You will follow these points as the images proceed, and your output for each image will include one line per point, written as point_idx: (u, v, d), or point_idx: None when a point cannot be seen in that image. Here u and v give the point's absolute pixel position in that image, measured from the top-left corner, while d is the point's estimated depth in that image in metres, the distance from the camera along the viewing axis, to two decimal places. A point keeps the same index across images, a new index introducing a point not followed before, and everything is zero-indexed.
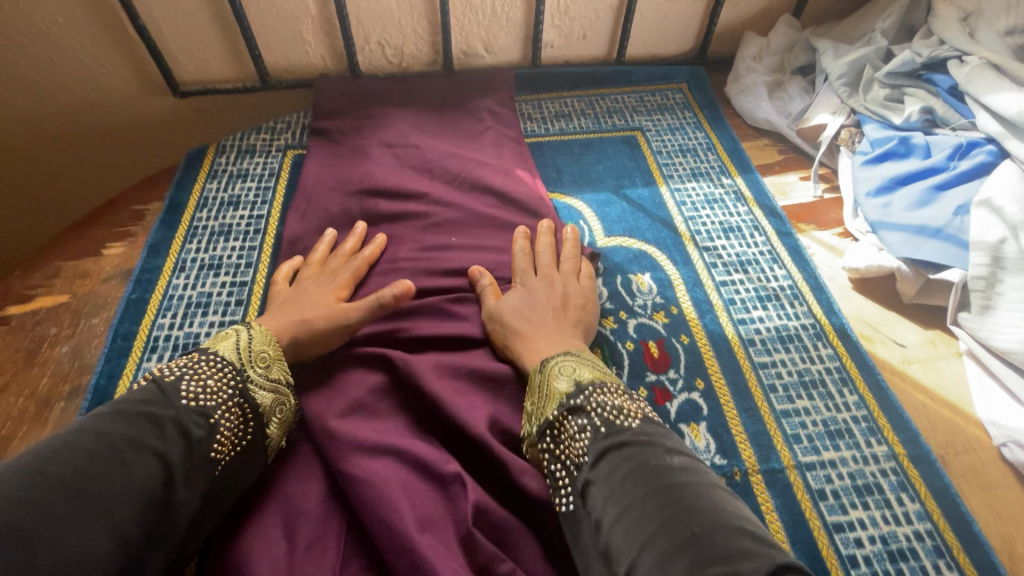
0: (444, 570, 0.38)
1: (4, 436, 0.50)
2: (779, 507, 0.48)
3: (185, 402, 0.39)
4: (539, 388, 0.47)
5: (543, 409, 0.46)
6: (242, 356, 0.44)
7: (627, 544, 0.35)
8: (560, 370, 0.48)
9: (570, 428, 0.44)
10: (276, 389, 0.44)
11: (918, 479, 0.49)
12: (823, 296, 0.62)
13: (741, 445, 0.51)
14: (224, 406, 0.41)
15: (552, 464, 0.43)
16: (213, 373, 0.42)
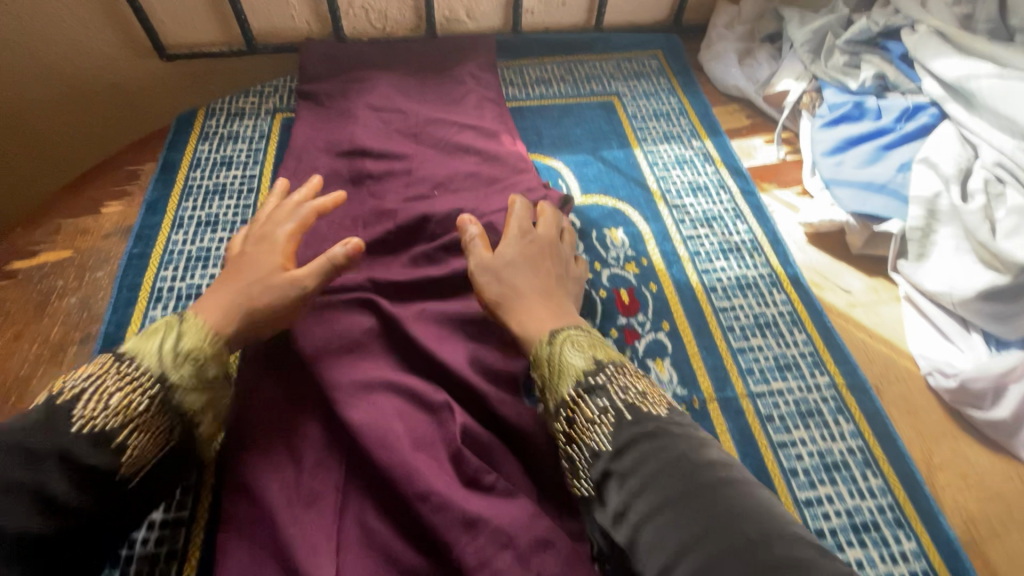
0: (435, 481, 0.44)
1: (23, 378, 0.54)
2: (731, 427, 0.54)
3: (109, 402, 0.39)
4: (551, 369, 0.46)
5: (558, 389, 0.45)
6: (176, 353, 0.43)
7: (657, 544, 0.35)
8: (573, 350, 0.47)
9: (588, 409, 0.43)
10: (207, 384, 0.44)
11: (853, 404, 0.55)
12: (780, 249, 0.67)
13: (700, 377, 0.57)
14: (147, 409, 0.41)
15: (570, 449, 0.43)
16: (138, 376, 0.41)
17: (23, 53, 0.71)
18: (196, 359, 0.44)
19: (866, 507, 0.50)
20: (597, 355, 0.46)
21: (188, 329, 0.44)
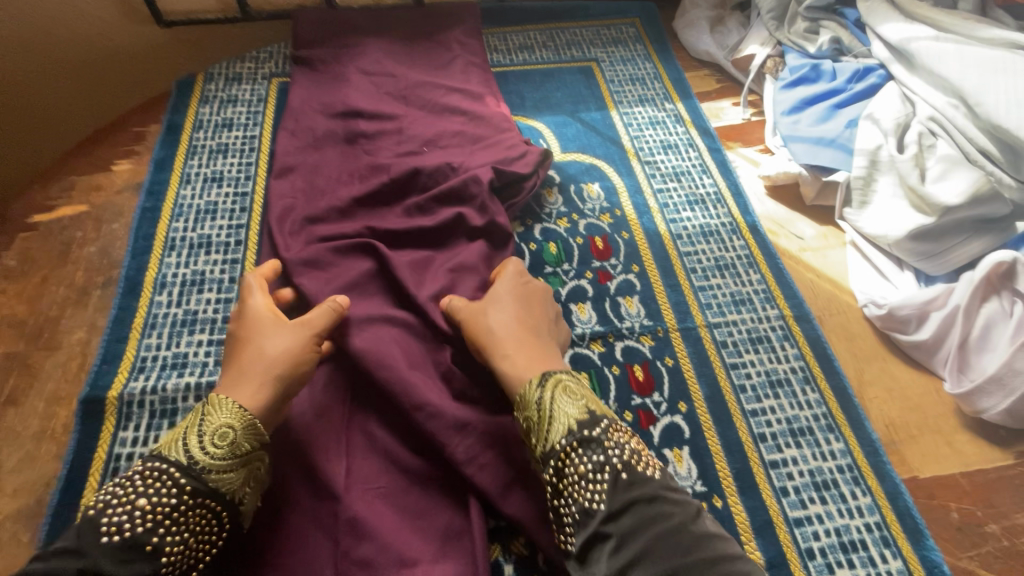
0: (431, 394, 0.51)
1: (53, 317, 0.60)
2: (690, 352, 0.61)
3: (150, 507, 0.38)
4: (541, 416, 0.45)
5: (548, 437, 0.44)
6: (205, 444, 0.42)
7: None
8: (565, 398, 0.46)
9: (581, 464, 0.43)
10: (238, 460, 0.42)
11: (798, 332, 0.63)
12: (741, 200, 0.74)
13: (665, 311, 0.64)
14: (180, 514, 0.39)
15: (556, 499, 0.43)
16: (174, 463, 0.40)
17: (23, 16, 0.74)
18: (231, 455, 0.42)
19: (803, 415, 0.57)
20: (588, 406, 0.45)
21: (219, 421, 0.43)
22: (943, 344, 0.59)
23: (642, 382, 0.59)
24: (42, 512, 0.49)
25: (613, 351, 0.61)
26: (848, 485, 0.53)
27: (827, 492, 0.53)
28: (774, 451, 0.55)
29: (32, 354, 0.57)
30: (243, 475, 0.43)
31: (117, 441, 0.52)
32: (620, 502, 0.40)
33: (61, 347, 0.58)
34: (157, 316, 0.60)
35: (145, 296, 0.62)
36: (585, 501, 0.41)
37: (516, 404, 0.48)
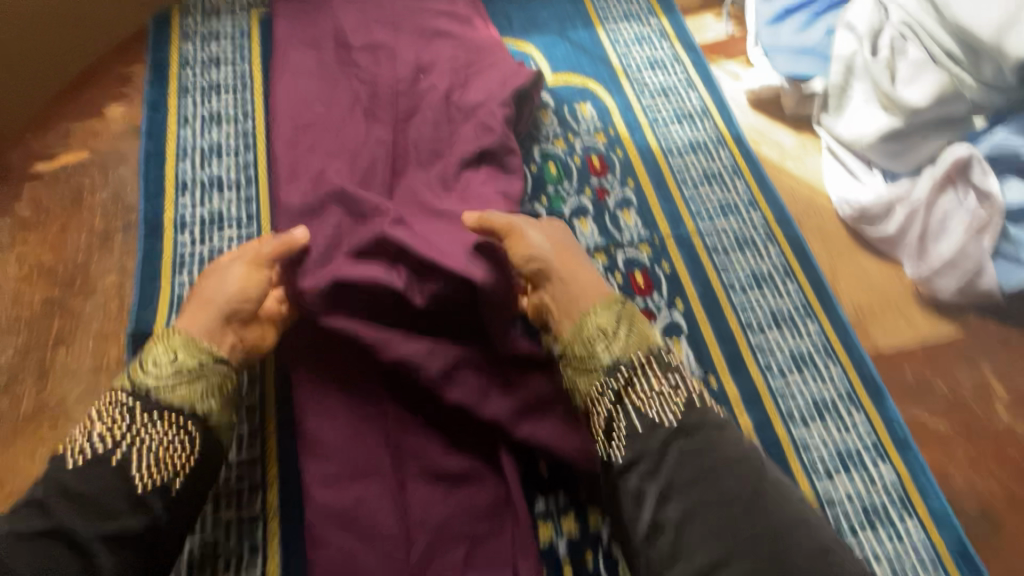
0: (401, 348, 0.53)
1: (82, 262, 0.62)
2: (684, 257, 0.67)
3: (120, 434, 0.44)
4: (616, 331, 0.49)
5: (620, 349, 0.48)
6: (155, 371, 0.47)
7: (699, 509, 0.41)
8: (641, 324, 0.50)
9: (654, 379, 0.46)
10: (185, 375, 0.47)
11: (778, 233, 0.70)
12: (725, 113, 0.78)
13: (660, 221, 0.70)
14: (139, 431, 0.45)
15: (614, 408, 0.46)
16: (133, 396, 0.46)
17: None
18: (176, 373, 0.47)
19: (783, 303, 0.65)
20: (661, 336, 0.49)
21: (157, 348, 0.48)
22: (906, 236, 0.67)
23: (643, 286, 0.65)
24: None
25: (616, 260, 0.67)
26: (821, 358, 0.62)
27: (805, 365, 0.62)
28: (759, 335, 0.63)
29: (70, 297, 0.60)
30: (198, 389, 0.48)
31: None
32: (690, 417, 0.45)
33: (97, 289, 0.61)
34: (183, 255, 0.63)
35: (168, 237, 0.64)
36: (649, 410, 0.45)
37: (582, 319, 0.50)
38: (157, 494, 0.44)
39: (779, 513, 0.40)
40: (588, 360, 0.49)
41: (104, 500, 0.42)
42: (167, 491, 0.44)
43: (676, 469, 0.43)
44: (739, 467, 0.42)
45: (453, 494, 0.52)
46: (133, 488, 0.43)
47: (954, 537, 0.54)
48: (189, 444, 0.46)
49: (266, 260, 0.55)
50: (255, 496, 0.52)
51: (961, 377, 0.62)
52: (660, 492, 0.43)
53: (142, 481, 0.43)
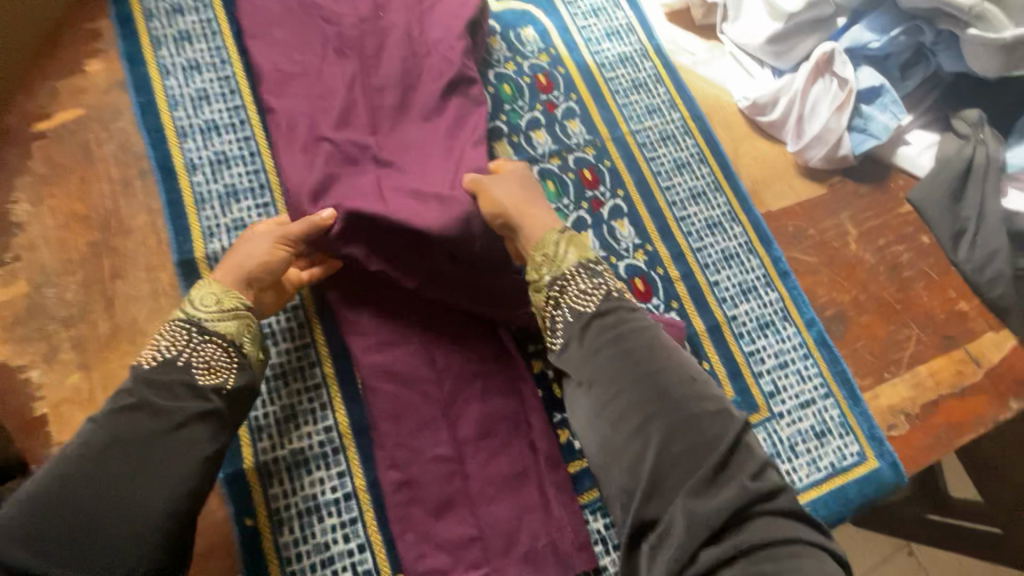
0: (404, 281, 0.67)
1: (112, 208, 0.71)
2: (622, 154, 0.83)
3: (178, 360, 0.54)
4: (557, 252, 0.60)
5: (561, 266, 0.60)
6: (198, 309, 0.57)
7: (611, 377, 0.54)
8: (576, 244, 0.61)
9: (584, 284, 0.58)
10: (227, 312, 0.57)
11: (693, 127, 0.87)
12: (646, 28, 0.92)
13: (600, 126, 0.85)
14: (193, 350, 0.55)
15: (554, 311, 0.58)
16: (182, 334, 0.55)
17: None
18: (220, 310, 0.57)
19: (699, 183, 0.84)
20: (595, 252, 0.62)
21: (202, 291, 0.58)
22: (787, 120, 0.86)
23: (591, 180, 0.81)
24: None
25: (568, 162, 0.82)
26: (727, 222, 0.82)
27: (716, 228, 0.81)
28: (682, 210, 0.82)
29: (111, 239, 0.69)
30: (236, 324, 0.58)
31: None
32: (608, 304, 0.57)
33: (133, 230, 0.70)
34: (203, 193, 0.73)
35: (184, 178, 0.73)
36: (579, 306, 0.58)
37: (535, 245, 0.62)
38: (214, 394, 0.54)
39: (665, 366, 0.53)
40: (537, 281, 0.61)
41: (176, 398, 0.53)
42: (221, 394, 0.55)
43: (596, 339, 0.56)
44: (642, 333, 0.55)
45: (465, 349, 0.69)
46: (196, 389, 0.54)
47: (818, 332, 0.77)
48: (237, 363, 0.57)
49: (292, 238, 0.63)
50: (313, 370, 0.68)
51: (826, 223, 0.84)
52: (584, 355, 0.56)
53: (201, 383, 0.54)
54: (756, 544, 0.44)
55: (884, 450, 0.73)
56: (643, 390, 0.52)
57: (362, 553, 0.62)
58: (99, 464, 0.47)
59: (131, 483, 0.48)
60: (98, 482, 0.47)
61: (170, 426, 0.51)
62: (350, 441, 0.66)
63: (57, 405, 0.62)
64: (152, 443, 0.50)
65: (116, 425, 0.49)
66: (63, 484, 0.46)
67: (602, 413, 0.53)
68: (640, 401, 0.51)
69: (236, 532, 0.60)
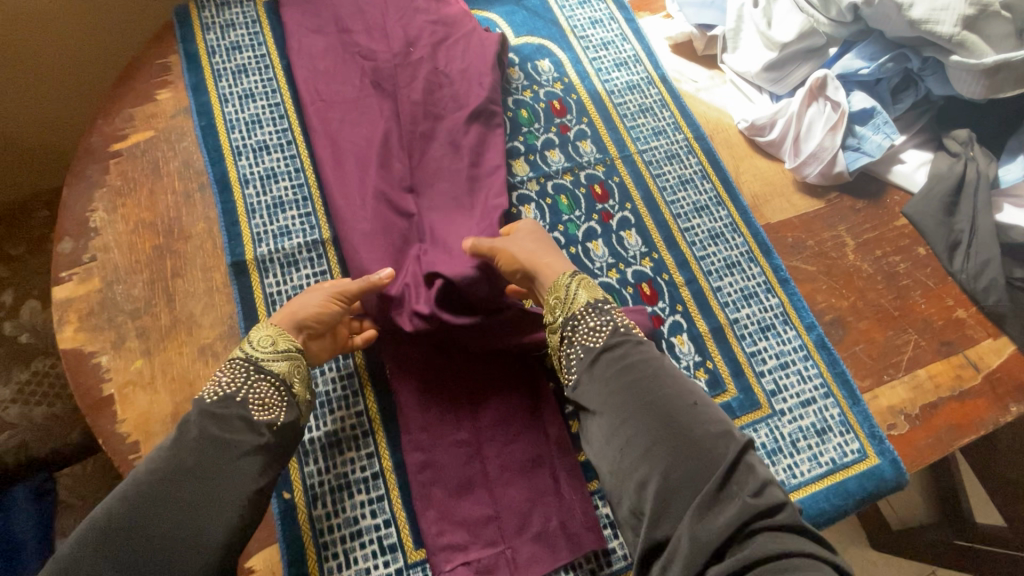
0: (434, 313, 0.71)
1: (175, 216, 0.80)
2: (629, 171, 0.91)
3: (237, 395, 0.59)
4: (569, 295, 0.67)
5: (571, 307, 0.67)
6: (257, 350, 0.63)
7: (616, 404, 0.58)
8: (585, 285, 0.68)
9: (593, 321, 0.65)
10: (282, 354, 0.63)
11: (697, 147, 0.94)
12: (652, 58, 1.01)
13: (610, 146, 0.93)
14: (250, 387, 0.60)
15: (568, 349, 0.65)
16: (241, 371, 0.61)
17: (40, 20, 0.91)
18: (275, 351, 0.63)
19: (703, 197, 0.90)
20: (603, 293, 0.68)
21: (259, 333, 0.64)
22: (785, 140, 0.93)
23: (601, 194, 0.88)
24: (237, 333, 0.75)
25: (579, 178, 0.89)
26: (729, 232, 0.88)
27: (718, 238, 0.87)
28: (687, 222, 0.88)
29: (174, 243, 0.79)
30: (288, 364, 0.63)
31: (266, 285, 0.78)
32: (615, 339, 0.63)
33: (193, 236, 0.79)
34: (254, 204, 0.82)
35: (237, 191, 0.83)
36: (588, 342, 0.64)
37: (551, 290, 0.69)
38: (265, 429, 0.58)
39: (669, 393, 0.57)
40: (552, 323, 0.68)
41: (232, 431, 0.56)
42: (272, 429, 0.58)
43: (605, 372, 0.61)
44: (644, 363, 0.60)
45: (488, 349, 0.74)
46: (250, 422, 0.58)
47: (818, 335, 0.82)
48: (286, 402, 0.61)
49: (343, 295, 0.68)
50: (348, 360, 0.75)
51: (824, 235, 0.89)
52: (594, 387, 0.61)
53: (256, 418, 0.58)
54: (759, 559, 0.45)
55: (884, 448, 0.75)
56: (647, 416, 0.56)
57: (387, 528, 0.67)
58: (164, 491, 0.50)
59: (190, 510, 0.50)
60: (164, 506, 0.50)
61: (227, 461, 0.54)
62: (379, 425, 0.72)
63: (123, 387, 0.70)
64: (209, 473, 0.53)
65: (180, 455, 0.53)
66: (132, 504, 0.49)
67: (610, 440, 0.57)
68: (645, 426, 0.55)
69: (275, 503, 0.66)
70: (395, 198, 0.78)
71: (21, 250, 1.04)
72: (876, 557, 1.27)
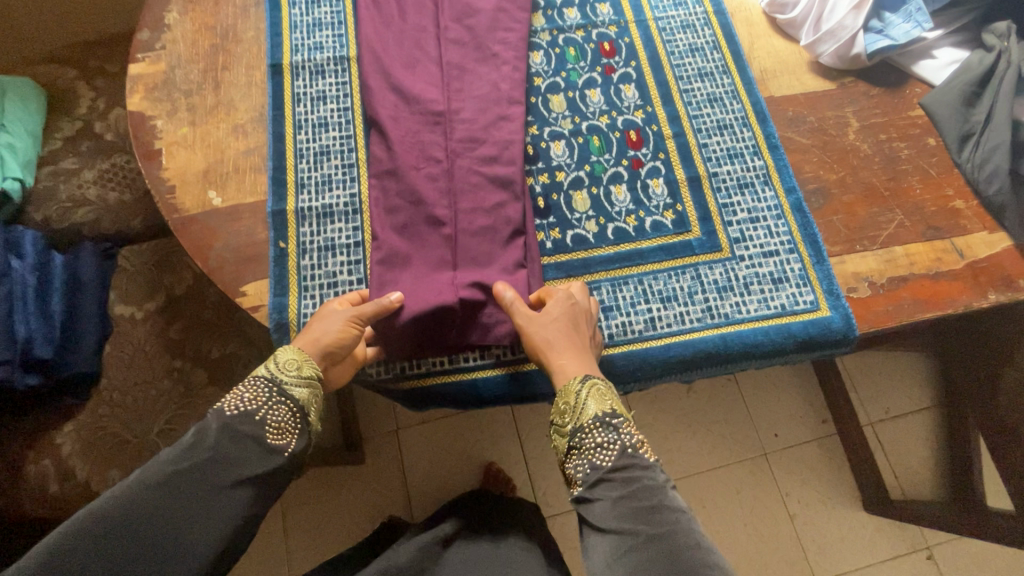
0: (462, 319, 0.75)
1: (233, 24, 0.93)
2: (641, 34, 0.94)
3: (254, 417, 0.61)
4: (578, 403, 0.65)
5: (581, 418, 0.64)
6: (277, 367, 0.64)
7: (621, 531, 0.57)
8: (596, 396, 0.65)
9: (599, 437, 0.63)
10: (304, 380, 0.65)
11: (714, 20, 0.95)
12: None
13: (627, 10, 0.96)
14: (271, 407, 0.62)
15: (575, 462, 0.63)
16: (256, 392, 0.63)
17: None
18: (298, 376, 0.65)
19: (710, 65, 0.92)
20: (616, 403, 0.65)
21: (284, 351, 0.66)
22: (805, 19, 0.92)
23: (608, 51, 0.92)
24: (265, 120, 0.87)
25: (591, 35, 0.93)
26: (728, 97, 0.90)
27: (716, 102, 0.90)
28: (688, 84, 0.91)
29: (227, 44, 0.92)
30: (308, 392, 0.65)
31: (295, 86, 0.89)
32: (624, 462, 0.61)
33: (243, 40, 0.92)
34: (298, 21, 0.94)
35: (285, 9, 0.95)
36: (598, 460, 0.62)
37: (563, 390, 0.67)
38: (277, 455, 0.61)
39: (674, 526, 0.57)
40: (561, 427, 0.66)
41: (243, 450, 0.59)
42: (283, 454, 0.61)
43: (613, 497, 0.59)
44: (652, 493, 0.59)
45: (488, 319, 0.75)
46: (265, 446, 0.60)
47: (796, 199, 0.83)
48: (300, 428, 0.64)
49: (361, 319, 0.69)
50: (352, 151, 0.86)
51: (827, 114, 0.89)
52: (600, 508, 0.59)
53: (269, 442, 0.61)
54: None
55: (839, 303, 0.77)
56: (651, 552, 0.55)
57: (358, 285, 0.80)
58: (165, 496, 0.55)
59: (167, 527, 0.54)
60: (160, 508, 0.54)
61: (209, 486, 0.56)
62: (367, 208, 0.83)
63: (170, 145, 0.84)
64: (194, 495, 0.55)
65: (178, 468, 0.56)
66: (141, 499, 0.54)
67: (614, 565, 0.56)
68: (653, 560, 0.55)
69: (271, 249, 0.79)
70: (422, 33, 0.88)
71: (116, 69, 1.21)
72: (829, 501, 1.41)
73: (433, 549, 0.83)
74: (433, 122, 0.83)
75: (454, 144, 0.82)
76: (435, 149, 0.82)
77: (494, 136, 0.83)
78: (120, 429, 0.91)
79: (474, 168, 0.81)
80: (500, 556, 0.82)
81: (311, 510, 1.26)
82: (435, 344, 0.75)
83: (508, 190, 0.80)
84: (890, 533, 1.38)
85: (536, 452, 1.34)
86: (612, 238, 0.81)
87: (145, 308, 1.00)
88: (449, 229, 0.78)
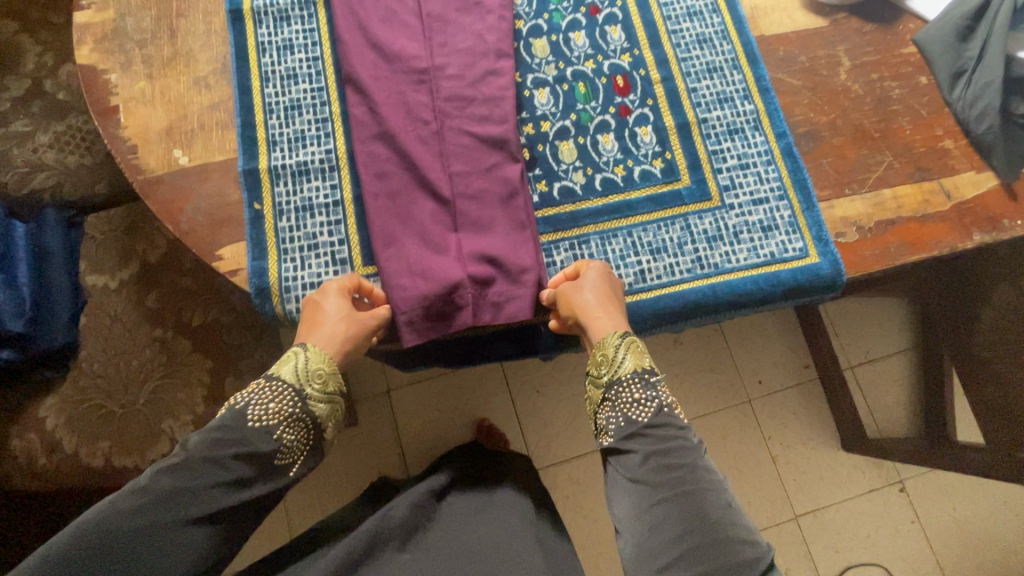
0: (466, 295, 0.71)
1: None
2: None
3: (269, 431, 0.60)
4: (616, 357, 0.63)
5: (618, 371, 0.63)
6: (302, 377, 0.63)
7: (653, 484, 0.57)
8: (635, 353, 0.63)
9: (635, 394, 0.61)
10: (327, 395, 0.65)
11: None
12: None
13: None
14: (288, 425, 0.61)
15: (609, 415, 0.62)
16: (279, 401, 0.61)
17: None
18: (320, 391, 0.64)
19: (698, 4, 0.88)
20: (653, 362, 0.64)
21: (311, 352, 0.64)
22: None
23: None
24: (229, 73, 0.81)
25: None
26: (718, 39, 0.86)
27: (705, 43, 0.86)
28: (675, 25, 0.87)
29: None
30: (326, 408, 0.65)
31: (259, 34, 0.83)
32: (660, 420, 0.60)
33: None
34: None
35: None
36: (633, 413, 0.60)
37: (597, 344, 0.65)
38: (283, 475, 0.61)
39: (703, 487, 0.56)
40: (596, 378, 0.65)
41: (251, 468, 0.59)
42: (290, 474, 0.62)
43: (646, 451, 0.58)
44: (688, 452, 0.58)
45: (494, 297, 0.72)
46: (275, 464, 0.60)
47: (786, 143, 0.81)
48: (310, 448, 0.64)
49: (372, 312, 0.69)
50: (324, 104, 0.81)
51: (819, 53, 0.86)
52: (634, 460, 0.59)
53: (278, 462, 0.61)
54: None
55: (828, 249, 0.77)
56: (680, 508, 0.55)
57: (341, 245, 0.77)
58: (162, 513, 0.54)
59: (164, 544, 0.54)
60: (154, 527, 0.54)
61: (207, 510, 0.56)
62: (344, 164, 0.79)
63: (127, 102, 0.79)
64: (193, 515, 0.55)
65: (184, 483, 0.55)
66: (136, 514, 0.54)
67: (642, 515, 0.56)
68: (681, 516, 0.55)
69: (246, 211, 0.76)
70: None
71: (61, 20, 1.12)
72: (809, 442, 1.46)
73: (431, 500, 0.83)
74: (417, 81, 0.78)
75: (442, 103, 0.77)
76: (422, 109, 0.77)
77: (483, 93, 0.78)
78: (105, 400, 0.89)
79: (464, 129, 0.77)
80: (496, 503, 0.83)
81: (308, 473, 1.28)
82: (439, 321, 0.72)
83: (502, 151, 0.77)
84: (865, 469, 1.45)
85: (527, 407, 1.36)
86: (600, 190, 0.79)
87: (118, 277, 0.96)
88: (443, 196, 0.75)
